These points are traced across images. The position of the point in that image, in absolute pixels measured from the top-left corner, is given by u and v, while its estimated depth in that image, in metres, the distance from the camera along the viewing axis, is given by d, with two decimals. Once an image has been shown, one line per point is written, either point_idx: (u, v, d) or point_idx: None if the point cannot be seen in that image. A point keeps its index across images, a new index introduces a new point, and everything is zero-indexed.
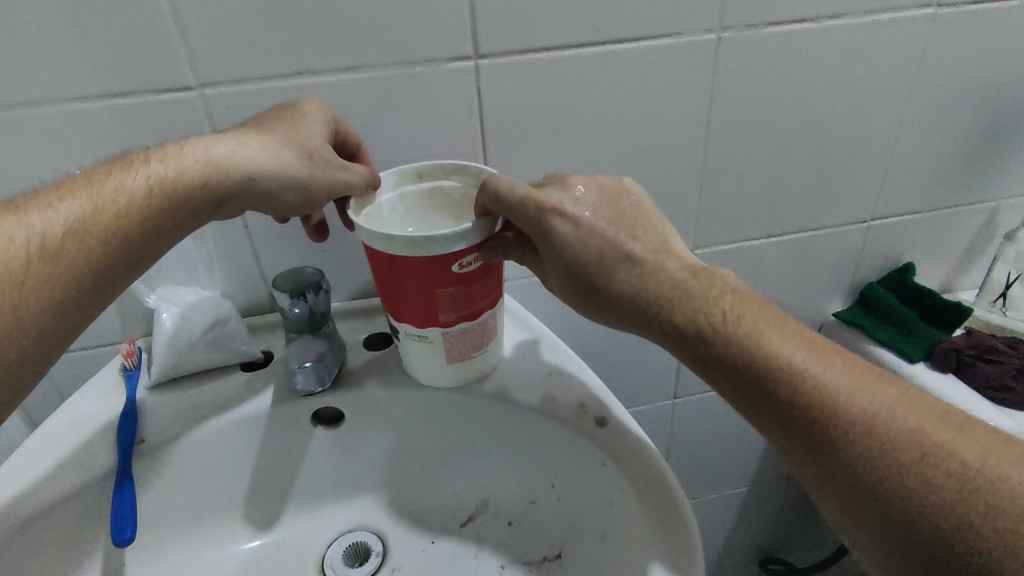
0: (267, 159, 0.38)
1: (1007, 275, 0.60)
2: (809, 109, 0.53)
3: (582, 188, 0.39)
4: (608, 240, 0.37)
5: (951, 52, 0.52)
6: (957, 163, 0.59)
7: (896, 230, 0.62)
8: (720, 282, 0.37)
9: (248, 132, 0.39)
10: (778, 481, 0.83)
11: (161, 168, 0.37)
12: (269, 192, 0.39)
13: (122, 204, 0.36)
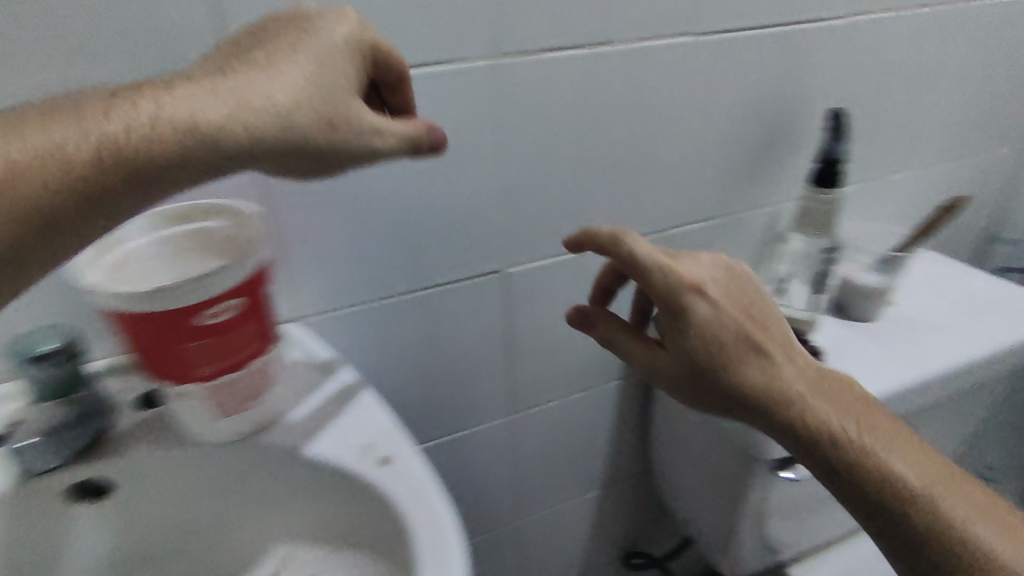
0: (256, 119, 0.32)
1: (784, 271, 0.66)
2: (597, 129, 0.56)
3: (713, 273, 0.44)
4: (744, 333, 0.42)
5: (717, 73, 0.57)
6: (737, 173, 0.65)
7: (695, 237, 0.66)
8: (840, 389, 0.45)
9: (247, 70, 0.33)
10: (626, 481, 0.86)
11: (114, 123, 0.30)
12: (272, 151, 0.33)
13: (66, 167, 0.29)
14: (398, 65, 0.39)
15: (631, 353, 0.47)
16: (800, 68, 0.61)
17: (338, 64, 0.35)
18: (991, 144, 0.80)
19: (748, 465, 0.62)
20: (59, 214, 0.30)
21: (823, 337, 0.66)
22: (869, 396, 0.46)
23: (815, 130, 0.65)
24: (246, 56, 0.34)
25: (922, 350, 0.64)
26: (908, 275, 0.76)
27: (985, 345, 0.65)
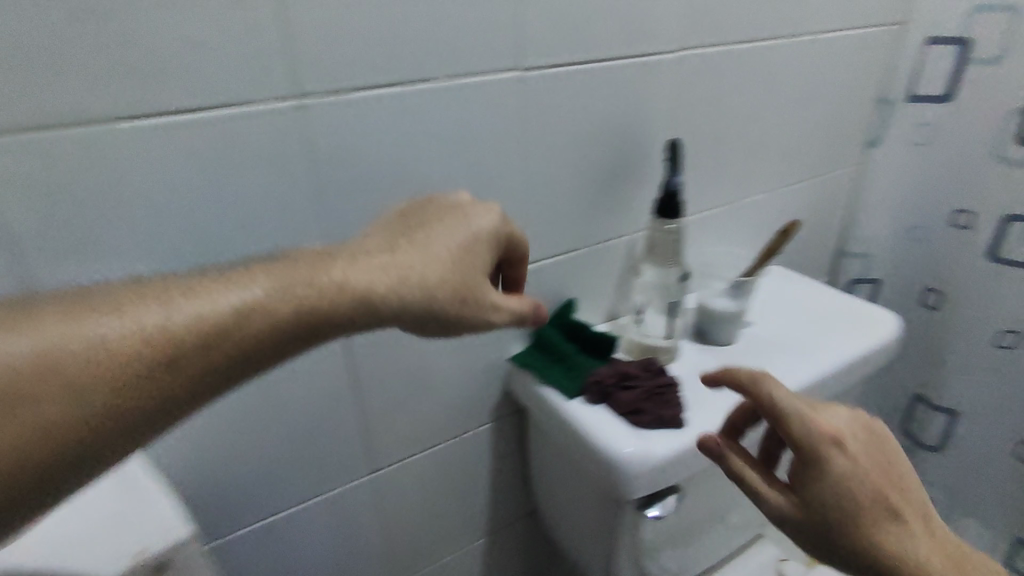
0: (408, 294, 0.41)
1: (640, 302, 0.66)
2: (425, 168, 0.53)
3: (849, 429, 0.48)
4: (879, 495, 0.45)
5: (548, 108, 0.57)
6: (589, 206, 0.64)
7: (551, 274, 0.64)
8: (947, 555, 0.45)
9: (414, 250, 0.42)
10: (514, 527, 0.82)
11: (291, 288, 0.37)
12: (424, 316, 0.41)
13: (255, 319, 0.35)
14: (523, 248, 0.49)
15: (754, 484, 0.49)
16: (637, 100, 0.61)
17: (476, 251, 0.44)
18: (826, 167, 0.86)
19: (614, 507, 0.59)
20: (251, 356, 0.35)
21: (681, 367, 0.66)
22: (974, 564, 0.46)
23: (658, 161, 0.66)
24: (411, 235, 0.44)
25: (774, 370, 0.65)
26: (758, 298, 0.78)
27: (832, 358, 0.67)
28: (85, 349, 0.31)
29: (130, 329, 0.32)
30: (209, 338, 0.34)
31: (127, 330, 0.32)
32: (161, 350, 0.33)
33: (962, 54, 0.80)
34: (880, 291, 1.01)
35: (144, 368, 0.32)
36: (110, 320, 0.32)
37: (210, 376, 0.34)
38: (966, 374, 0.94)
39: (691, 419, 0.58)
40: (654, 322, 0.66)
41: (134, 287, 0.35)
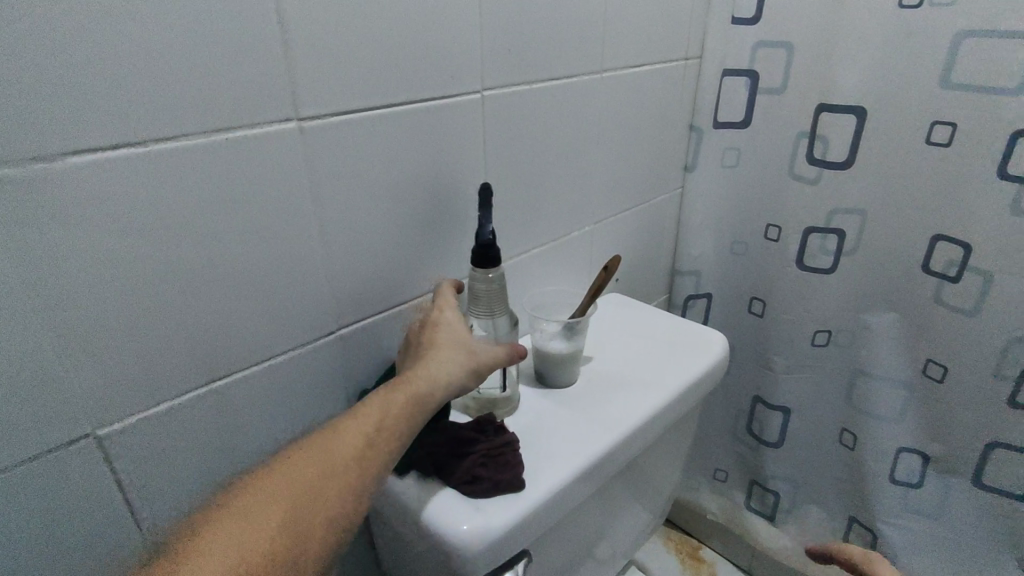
0: (445, 359, 0.52)
1: None
2: (190, 239, 0.45)
3: None
4: None
5: (341, 160, 0.52)
6: (402, 260, 0.60)
7: (368, 335, 0.60)
8: None
9: (436, 339, 0.54)
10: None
11: (389, 392, 0.49)
12: (469, 372, 0.52)
13: (381, 423, 0.47)
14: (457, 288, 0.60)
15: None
16: (444, 143, 0.59)
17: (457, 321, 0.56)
18: (647, 194, 0.89)
19: None
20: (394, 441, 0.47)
21: (523, 418, 0.63)
22: None
23: (471, 204, 0.64)
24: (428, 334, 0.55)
25: (615, 408, 0.64)
26: (597, 332, 0.78)
27: (670, 388, 0.67)
28: (293, 499, 0.43)
29: (312, 475, 0.44)
30: (358, 458, 0.45)
31: (312, 475, 0.44)
32: (341, 477, 0.44)
33: (752, 85, 0.88)
34: (713, 304, 1.07)
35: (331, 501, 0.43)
36: (292, 479, 0.44)
37: (376, 465, 0.46)
38: (793, 374, 1.01)
39: (533, 478, 0.55)
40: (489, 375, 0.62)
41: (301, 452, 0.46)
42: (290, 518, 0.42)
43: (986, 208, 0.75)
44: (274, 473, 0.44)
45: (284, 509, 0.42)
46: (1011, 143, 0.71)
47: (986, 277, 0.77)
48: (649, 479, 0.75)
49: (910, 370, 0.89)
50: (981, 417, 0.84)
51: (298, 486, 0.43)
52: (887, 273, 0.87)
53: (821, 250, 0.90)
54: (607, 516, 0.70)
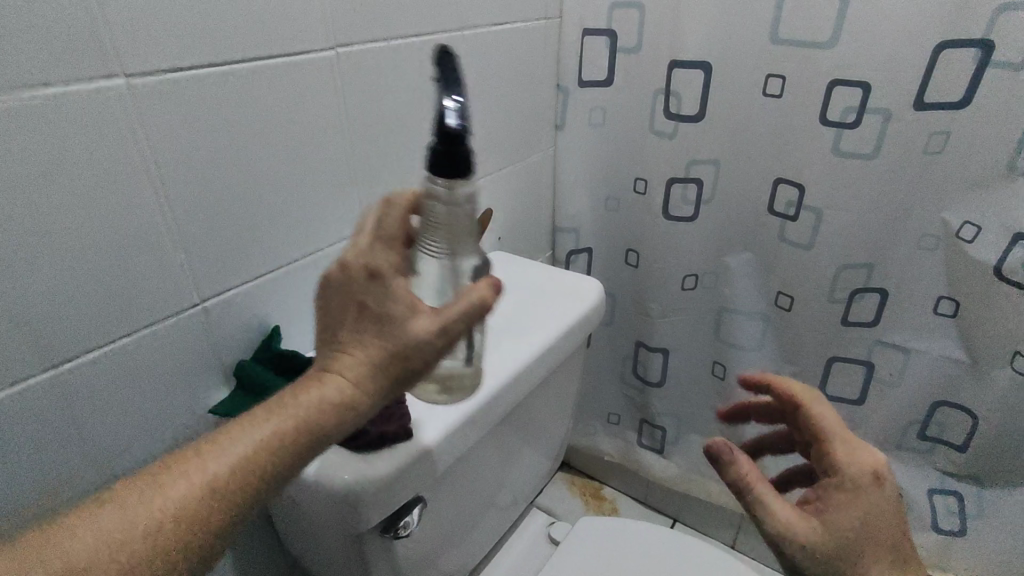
0: (365, 360, 0.40)
1: None
2: (6, 211, 0.41)
3: (848, 506, 0.52)
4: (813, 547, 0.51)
5: (186, 120, 0.49)
6: (265, 225, 0.59)
7: (237, 305, 0.58)
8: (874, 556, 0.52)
9: (362, 321, 0.40)
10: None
11: (284, 406, 0.40)
12: (394, 375, 0.41)
13: (256, 452, 0.39)
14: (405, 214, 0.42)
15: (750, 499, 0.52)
16: (299, 101, 0.58)
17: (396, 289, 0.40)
18: (520, 154, 0.92)
19: (358, 541, 0.55)
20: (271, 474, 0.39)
21: None
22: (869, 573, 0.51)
23: (335, 166, 0.63)
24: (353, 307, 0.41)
25: (497, 354, 0.67)
26: None
27: (549, 332, 0.71)
28: (126, 537, 0.35)
29: (158, 512, 0.36)
30: (219, 495, 0.38)
31: (161, 505, 0.36)
32: (190, 519, 0.37)
33: (610, 44, 0.93)
34: (593, 258, 1.12)
35: (173, 546, 0.36)
36: (132, 513, 0.36)
37: (246, 502, 0.39)
38: (668, 318, 1.08)
39: (419, 427, 0.56)
40: None
41: (155, 474, 0.38)
42: (126, 545, 0.35)
43: (812, 151, 0.86)
44: (116, 500, 0.36)
45: (113, 545, 0.35)
46: (828, 92, 0.81)
47: (816, 212, 0.89)
48: (541, 421, 0.79)
49: (764, 301, 1.01)
50: (822, 335, 0.98)
51: (133, 527, 0.36)
52: (740, 216, 0.97)
53: (683, 199, 0.97)
54: (502, 460, 0.73)
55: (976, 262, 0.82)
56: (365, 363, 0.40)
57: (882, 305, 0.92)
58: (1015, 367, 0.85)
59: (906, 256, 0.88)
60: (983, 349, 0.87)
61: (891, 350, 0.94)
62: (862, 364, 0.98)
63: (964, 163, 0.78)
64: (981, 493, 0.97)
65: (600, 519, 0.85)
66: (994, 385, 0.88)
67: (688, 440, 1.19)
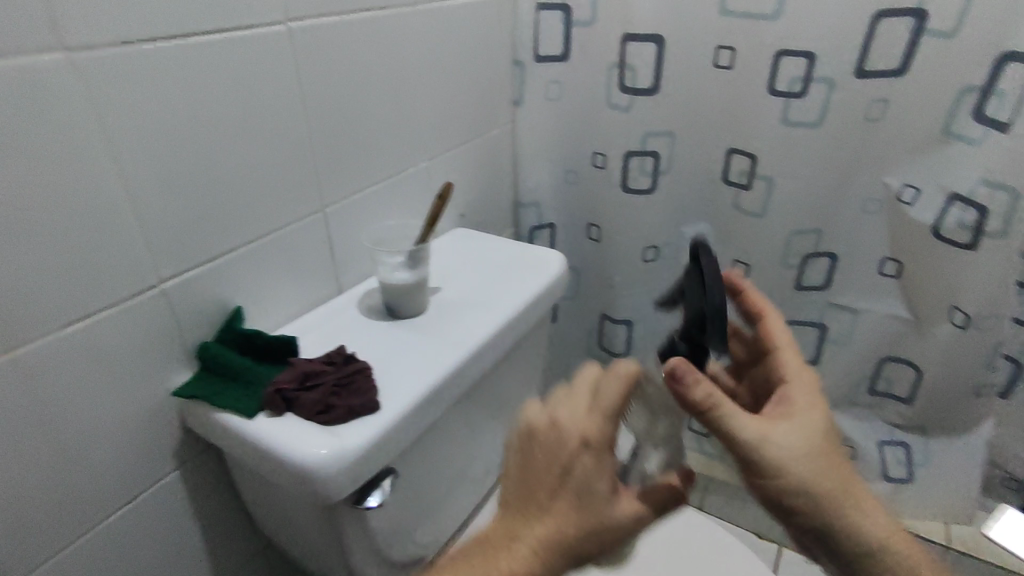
0: (559, 530, 0.46)
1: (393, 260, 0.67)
2: None
3: (794, 408, 0.54)
4: (777, 443, 0.51)
5: (133, 96, 0.48)
6: (223, 203, 0.58)
7: (198, 285, 0.57)
8: (831, 454, 0.53)
9: (562, 494, 0.46)
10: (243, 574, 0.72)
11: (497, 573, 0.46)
12: (582, 548, 0.48)
13: None
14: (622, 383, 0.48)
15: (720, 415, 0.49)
16: (253, 77, 0.57)
17: (597, 471, 0.46)
18: (477, 130, 0.92)
19: (331, 511, 0.56)
20: None
21: (374, 348, 0.64)
22: (829, 466, 0.52)
23: (292, 145, 0.63)
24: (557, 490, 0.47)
25: (461, 326, 0.68)
26: (445, 263, 0.81)
27: (513, 303, 0.73)
28: None
29: None
30: None
31: None
32: None
33: (565, 18, 0.93)
34: (555, 234, 1.13)
35: None
36: None
37: None
38: (630, 290, 1.11)
39: (387, 399, 0.57)
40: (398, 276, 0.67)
41: None
42: None
43: (761, 121, 0.88)
44: None
45: None
46: (775, 62, 0.83)
47: (768, 181, 0.92)
48: (508, 392, 0.81)
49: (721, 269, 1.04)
50: (777, 300, 1.02)
51: None
52: (696, 187, 0.99)
53: (641, 171, 0.99)
54: (470, 431, 0.75)
55: (916, 224, 0.88)
56: (574, 527, 0.47)
57: (831, 268, 0.96)
58: (952, 321, 0.92)
59: (853, 220, 0.92)
60: (923, 306, 0.93)
61: (842, 311, 0.99)
62: (815, 326, 1.02)
63: (902, 129, 0.83)
64: (926, 441, 1.04)
65: None
66: (934, 338, 0.94)
67: None
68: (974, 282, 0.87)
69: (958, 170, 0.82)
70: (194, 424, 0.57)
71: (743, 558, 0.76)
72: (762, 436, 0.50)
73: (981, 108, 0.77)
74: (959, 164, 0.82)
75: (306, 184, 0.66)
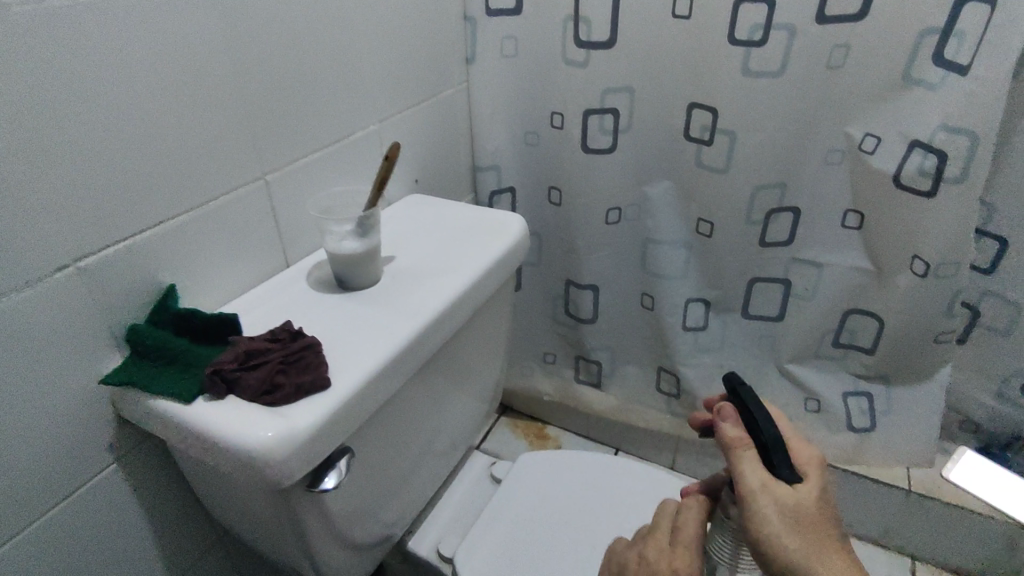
0: None
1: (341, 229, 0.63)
2: None
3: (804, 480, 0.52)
4: (767, 488, 0.50)
5: (20, 48, 0.43)
6: (143, 171, 0.53)
7: (122, 262, 0.53)
8: (827, 538, 0.49)
9: None
10: (197, 566, 0.69)
11: None
12: None
13: None
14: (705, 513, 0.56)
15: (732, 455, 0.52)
16: (166, 30, 0.52)
17: None
18: (427, 90, 0.87)
19: (283, 496, 0.53)
20: None
21: (323, 323, 0.61)
22: (817, 543, 0.48)
23: (221, 107, 0.58)
24: None
25: (416, 297, 0.64)
26: (400, 231, 0.76)
27: (471, 270, 0.69)
28: None
29: None
30: None
31: None
32: None
33: None
34: (515, 198, 1.09)
35: None
36: None
37: None
38: (594, 254, 1.08)
39: (337, 376, 0.54)
40: (349, 245, 0.63)
41: None
42: None
43: (721, 72, 0.86)
44: None
45: None
46: (734, 10, 0.80)
47: (730, 135, 0.90)
48: (471, 363, 0.78)
49: (685, 228, 1.02)
50: (742, 257, 1.00)
51: None
52: (658, 144, 0.97)
53: (600, 130, 0.96)
54: (431, 404, 0.72)
55: (878, 173, 0.87)
56: None
57: (795, 222, 0.95)
58: (913, 271, 0.92)
59: (816, 172, 0.91)
60: (885, 256, 0.93)
61: (806, 266, 0.98)
62: (780, 282, 1.01)
63: (862, 76, 0.82)
64: (888, 391, 1.05)
65: (539, 453, 0.86)
66: (896, 289, 0.95)
67: (623, 372, 1.21)
68: (935, 231, 0.87)
69: (918, 117, 0.81)
70: (128, 412, 0.53)
71: None
72: (763, 494, 0.49)
73: (941, 52, 0.76)
74: (919, 111, 0.81)
75: (240, 149, 0.60)
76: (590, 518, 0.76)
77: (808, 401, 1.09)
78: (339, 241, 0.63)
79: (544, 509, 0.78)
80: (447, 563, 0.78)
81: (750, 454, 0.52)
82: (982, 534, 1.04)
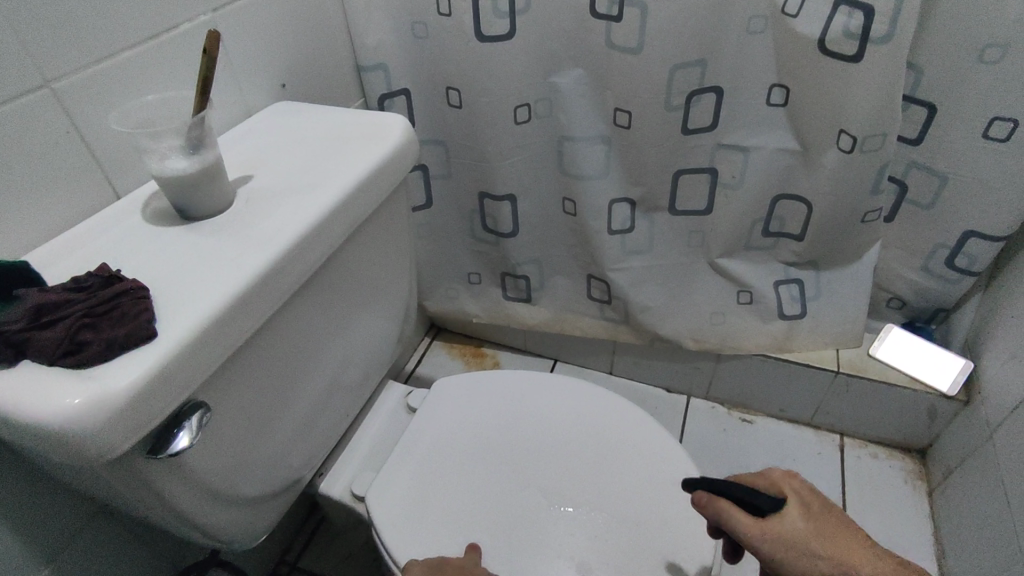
0: None
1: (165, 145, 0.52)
2: None
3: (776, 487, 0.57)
4: (760, 524, 0.54)
5: None
6: None
7: None
8: (816, 512, 0.54)
9: None
10: (69, 544, 0.61)
11: None
12: None
13: None
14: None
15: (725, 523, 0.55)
16: None
17: None
18: None
19: (122, 464, 0.45)
20: None
21: (154, 261, 0.51)
22: (811, 521, 0.53)
23: None
24: None
25: (272, 220, 0.55)
26: (261, 145, 0.65)
27: (341, 184, 0.59)
28: None
29: None
30: None
31: None
32: None
33: None
34: (412, 102, 0.97)
35: None
36: None
37: None
38: (507, 159, 0.98)
39: (164, 324, 0.45)
40: (177, 163, 0.52)
41: None
42: None
43: None
44: None
45: None
46: None
47: (639, 6, 0.79)
48: (367, 290, 0.70)
49: (602, 120, 0.93)
50: (664, 148, 0.92)
51: None
52: (563, 26, 0.85)
53: (495, 13, 0.83)
54: (317, 341, 0.64)
55: (801, 39, 0.78)
56: None
57: (717, 104, 0.87)
58: (839, 146, 0.86)
59: (735, 44, 0.82)
60: (811, 133, 0.87)
61: (731, 152, 0.92)
62: (706, 171, 0.94)
63: None
64: (817, 275, 1.03)
65: (458, 376, 0.80)
66: (823, 168, 0.89)
67: (553, 283, 1.15)
68: (862, 100, 0.80)
69: None
70: None
71: (634, 432, 0.73)
72: (761, 531, 0.53)
73: None
74: None
75: (5, 52, 0.47)
76: (507, 440, 0.72)
77: (740, 293, 1.06)
78: (166, 159, 0.52)
79: (460, 436, 0.73)
80: (362, 502, 0.73)
81: (734, 508, 0.55)
82: (906, 404, 1.07)
